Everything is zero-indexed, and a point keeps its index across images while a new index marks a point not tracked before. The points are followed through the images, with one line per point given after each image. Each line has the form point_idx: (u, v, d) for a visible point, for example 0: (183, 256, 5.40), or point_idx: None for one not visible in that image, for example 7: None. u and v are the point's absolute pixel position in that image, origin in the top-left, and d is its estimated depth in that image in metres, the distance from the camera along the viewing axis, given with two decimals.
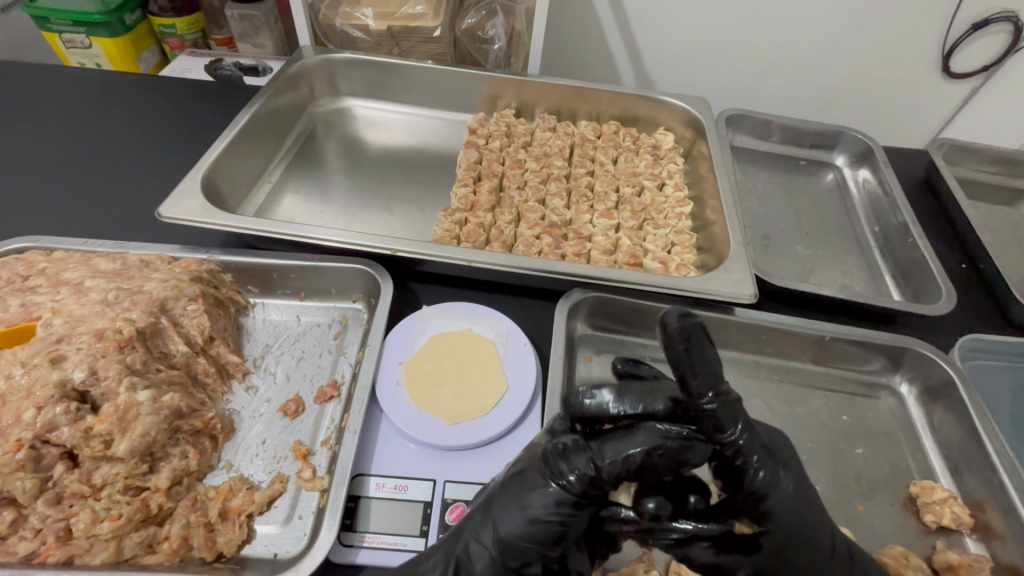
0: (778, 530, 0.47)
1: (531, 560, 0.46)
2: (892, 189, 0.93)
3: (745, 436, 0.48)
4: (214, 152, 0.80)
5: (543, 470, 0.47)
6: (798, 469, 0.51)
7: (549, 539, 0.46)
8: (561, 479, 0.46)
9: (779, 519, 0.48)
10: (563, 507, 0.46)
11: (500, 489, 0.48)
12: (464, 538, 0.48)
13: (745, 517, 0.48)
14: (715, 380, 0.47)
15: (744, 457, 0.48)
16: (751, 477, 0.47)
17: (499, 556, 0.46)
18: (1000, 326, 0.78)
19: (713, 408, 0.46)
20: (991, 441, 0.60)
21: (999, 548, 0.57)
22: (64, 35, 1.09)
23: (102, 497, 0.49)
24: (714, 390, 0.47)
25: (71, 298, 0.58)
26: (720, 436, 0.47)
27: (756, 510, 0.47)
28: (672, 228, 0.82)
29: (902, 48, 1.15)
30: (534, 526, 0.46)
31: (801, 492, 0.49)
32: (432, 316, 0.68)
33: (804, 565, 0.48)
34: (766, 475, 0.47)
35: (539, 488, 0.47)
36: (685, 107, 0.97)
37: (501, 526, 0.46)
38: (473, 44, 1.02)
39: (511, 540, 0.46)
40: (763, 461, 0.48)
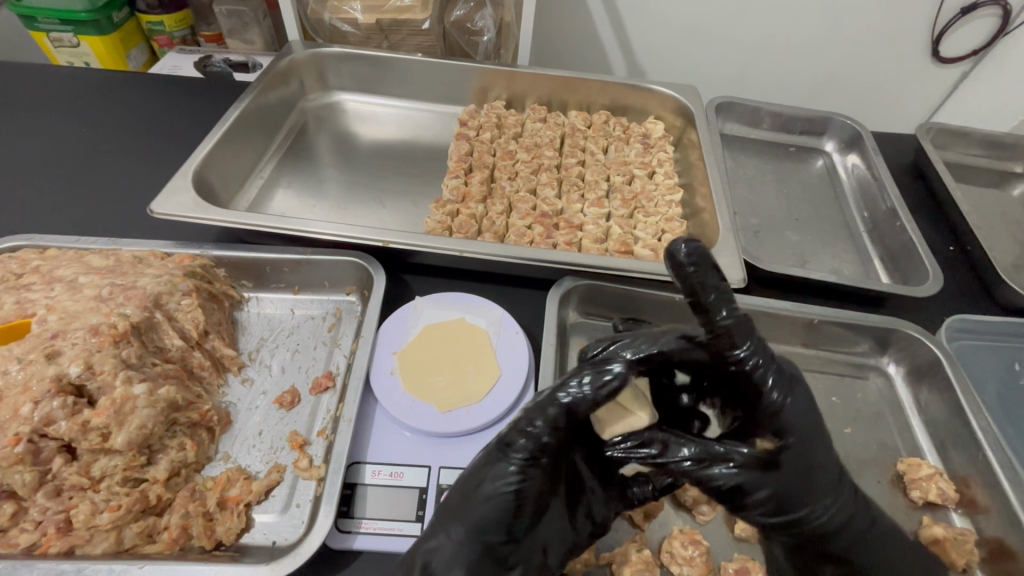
0: (796, 444, 0.51)
1: (499, 540, 0.47)
2: (881, 174, 0.93)
3: (756, 352, 0.52)
4: (204, 148, 0.80)
5: (496, 447, 0.51)
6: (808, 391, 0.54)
7: (514, 508, 0.48)
8: (514, 448, 0.50)
9: (798, 435, 0.51)
10: (519, 473, 0.49)
11: (459, 484, 0.51)
12: (434, 537, 0.48)
13: (766, 434, 0.52)
14: (727, 299, 0.52)
15: (760, 371, 0.52)
16: (767, 394, 0.52)
17: (466, 543, 0.47)
18: (987, 307, 0.79)
19: (731, 323, 0.52)
20: (976, 419, 0.61)
21: (983, 521, 0.58)
22: (51, 34, 1.09)
23: (101, 489, 0.50)
24: (727, 305, 0.52)
25: (65, 294, 0.59)
26: (730, 354, 0.52)
27: (773, 424, 0.52)
28: (662, 216, 0.82)
29: (891, 33, 1.16)
30: (498, 497, 0.48)
31: (813, 411, 0.52)
32: (426, 306, 0.69)
33: (803, 485, 0.50)
34: (779, 394, 0.52)
35: (494, 462, 0.50)
36: (674, 96, 0.97)
37: (469, 511, 0.48)
38: (462, 36, 1.01)
39: (479, 519, 0.48)
40: (779, 381, 0.52)
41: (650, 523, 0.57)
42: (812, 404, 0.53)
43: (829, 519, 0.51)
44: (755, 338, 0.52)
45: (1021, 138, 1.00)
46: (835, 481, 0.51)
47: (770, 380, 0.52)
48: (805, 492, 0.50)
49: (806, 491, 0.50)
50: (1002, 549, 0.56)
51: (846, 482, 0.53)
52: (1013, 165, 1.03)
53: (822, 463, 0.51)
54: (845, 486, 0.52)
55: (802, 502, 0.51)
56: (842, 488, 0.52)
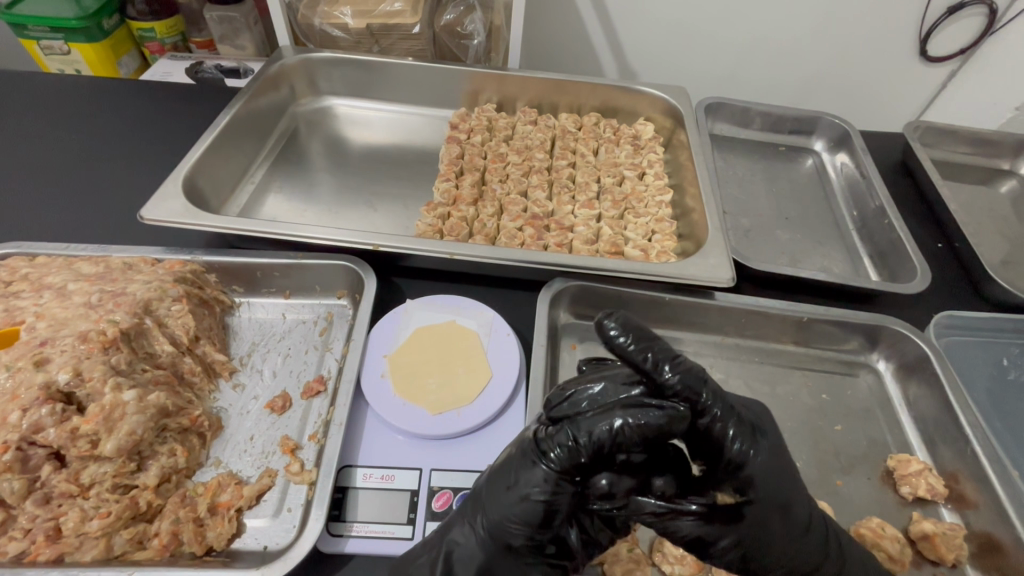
0: (761, 498, 0.47)
1: (521, 543, 0.47)
2: (869, 172, 0.94)
3: (721, 404, 0.48)
4: (195, 154, 0.80)
5: (531, 451, 0.48)
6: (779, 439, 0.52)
7: (540, 519, 0.46)
8: (548, 459, 0.46)
9: (763, 488, 0.47)
10: (550, 484, 0.46)
11: (487, 481, 0.49)
12: (459, 530, 0.49)
13: (727, 486, 0.48)
14: (669, 354, 0.47)
15: (721, 425, 0.47)
16: (727, 446, 0.47)
17: (488, 543, 0.47)
18: (975, 303, 0.80)
19: (680, 380, 0.46)
20: (964, 414, 0.62)
21: (972, 516, 0.59)
22: (41, 41, 1.09)
23: (90, 496, 0.50)
24: (671, 365, 0.47)
25: (54, 302, 0.59)
26: (693, 407, 0.47)
27: (734, 478, 0.48)
28: (653, 217, 0.83)
29: (879, 33, 1.17)
30: (525, 505, 0.46)
31: (779, 460, 0.49)
32: (416, 309, 0.69)
33: (771, 535, 0.48)
34: (743, 445, 0.47)
35: (527, 467, 0.47)
36: (664, 97, 0.97)
37: (493, 510, 0.47)
38: (452, 40, 1.02)
39: (502, 523, 0.47)
40: (741, 431, 0.47)
41: (642, 523, 0.57)
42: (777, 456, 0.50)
43: (806, 561, 0.49)
44: (713, 385, 0.48)
45: (1008, 136, 1.01)
46: (804, 530, 0.48)
47: (731, 431, 0.47)
48: (770, 540, 0.48)
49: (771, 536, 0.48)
50: (991, 543, 0.56)
51: (815, 524, 0.49)
52: (1000, 162, 1.04)
53: (796, 508, 0.48)
54: (816, 531, 0.49)
55: (768, 549, 0.48)
56: (813, 530, 0.49)
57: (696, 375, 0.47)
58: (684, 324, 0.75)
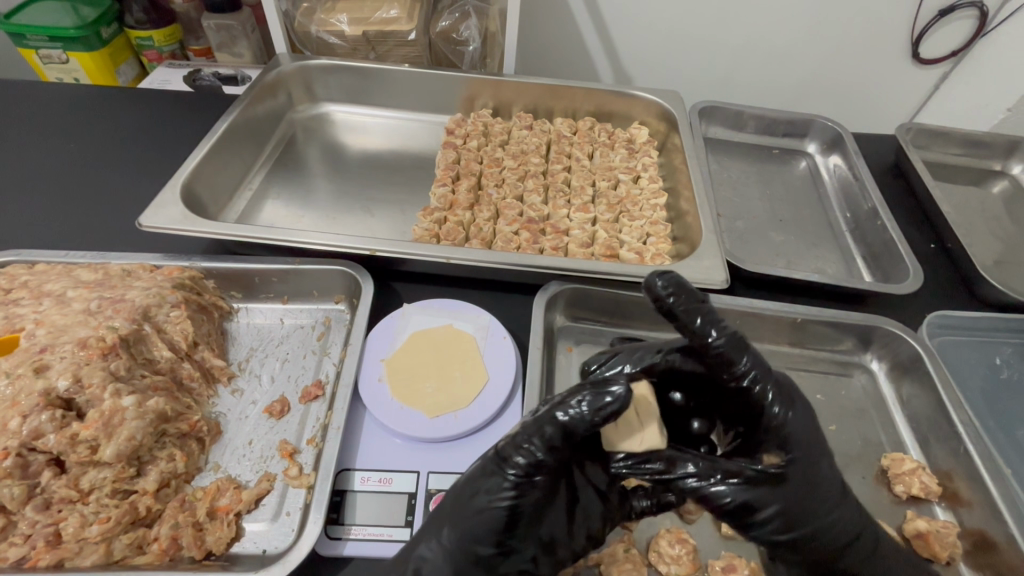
0: (800, 459, 0.51)
1: (487, 552, 0.47)
2: (861, 174, 0.95)
3: (756, 368, 0.52)
4: (193, 161, 0.80)
5: (492, 459, 0.49)
6: (804, 402, 0.55)
7: (505, 524, 0.47)
8: (509, 465, 0.48)
9: (799, 449, 0.51)
10: (511, 491, 0.47)
11: (452, 495, 0.50)
12: (423, 543, 0.49)
13: (772, 448, 0.52)
14: (713, 320, 0.52)
15: (759, 388, 0.52)
16: (768, 410, 0.52)
17: (454, 554, 0.48)
18: (967, 302, 0.80)
19: (724, 344, 0.51)
20: (957, 412, 0.62)
21: (966, 514, 0.59)
22: (40, 51, 1.10)
23: (90, 501, 0.50)
24: (717, 330, 0.52)
25: (53, 309, 0.59)
26: (731, 369, 0.52)
27: (777, 438, 0.52)
28: (647, 220, 0.83)
29: (870, 36, 1.18)
30: (491, 512, 0.47)
31: (812, 425, 0.53)
32: (413, 313, 0.69)
33: (812, 498, 0.50)
34: (781, 409, 0.52)
35: (490, 473, 0.49)
36: (658, 101, 0.98)
37: (458, 521, 0.48)
38: (448, 46, 1.03)
39: (467, 534, 0.48)
40: (779, 396, 0.52)
41: (639, 523, 0.57)
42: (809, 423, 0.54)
43: (834, 537, 0.51)
44: (751, 353, 0.53)
45: (998, 137, 1.02)
46: (840, 496, 0.51)
47: (770, 394, 0.52)
48: (813, 507, 0.50)
49: (811, 498, 0.50)
50: (985, 541, 0.57)
51: (845, 493, 0.52)
52: (991, 163, 1.05)
53: (827, 481, 0.51)
54: (849, 498, 0.52)
55: (812, 516, 0.50)
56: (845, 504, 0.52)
57: (738, 341, 0.53)
58: None
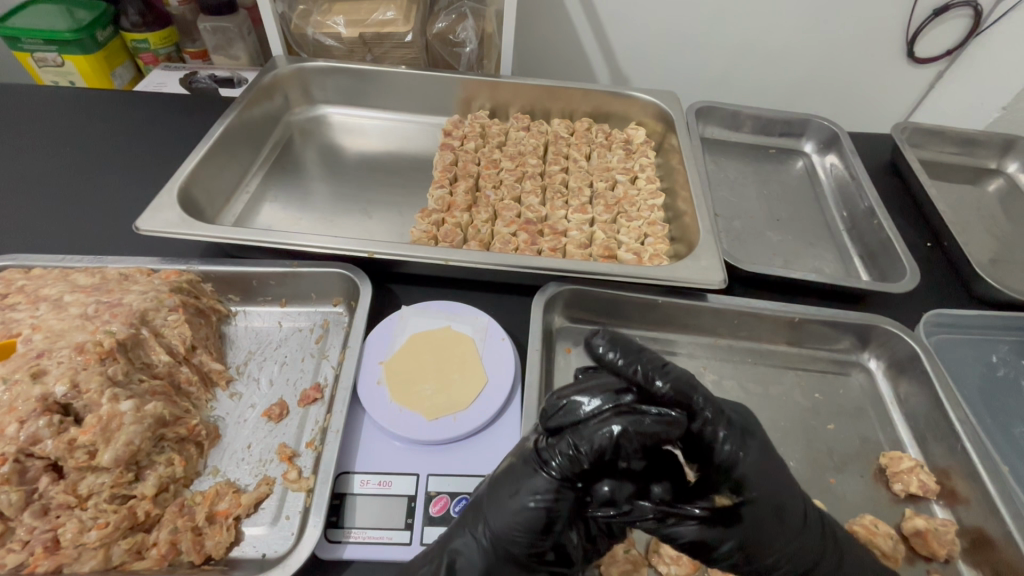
0: (756, 497, 0.48)
1: (522, 553, 0.46)
2: (858, 173, 0.95)
3: (711, 406, 0.49)
4: (189, 164, 0.80)
5: (533, 459, 0.48)
6: (762, 437, 0.52)
7: (541, 527, 0.46)
8: (548, 466, 0.46)
9: (757, 487, 0.48)
10: (550, 492, 0.46)
11: (488, 491, 0.49)
12: (459, 538, 0.48)
13: (723, 490, 0.49)
14: (659, 365, 0.49)
15: (711, 427, 0.49)
16: (720, 449, 0.49)
17: (490, 551, 0.47)
18: (963, 300, 0.81)
19: (672, 386, 0.48)
20: (954, 411, 0.62)
21: (964, 512, 0.60)
22: (35, 54, 1.10)
23: (88, 507, 0.50)
24: (663, 373, 0.49)
25: (51, 313, 0.59)
26: (687, 412, 0.49)
27: (729, 479, 0.49)
28: (645, 220, 0.84)
29: (866, 36, 1.18)
30: (528, 513, 0.46)
31: (768, 461, 0.50)
32: (411, 315, 0.69)
33: (766, 533, 0.48)
34: (733, 446, 0.49)
35: (530, 471, 0.47)
36: (655, 102, 0.99)
37: (494, 519, 0.47)
38: (444, 48, 1.03)
39: (503, 532, 0.46)
40: (730, 433, 0.49)
41: (638, 525, 0.57)
42: (766, 455, 0.51)
43: (797, 562, 0.50)
44: (702, 391, 0.49)
45: (993, 135, 1.03)
46: (801, 525, 0.50)
47: (721, 431, 0.49)
48: (769, 538, 0.48)
49: (771, 532, 0.48)
50: (983, 538, 0.57)
51: (812, 515, 0.51)
52: (986, 162, 1.05)
53: (790, 512, 0.49)
54: (812, 527, 0.50)
55: (768, 550, 0.48)
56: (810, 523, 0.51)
57: (688, 382, 0.49)
58: (678, 326, 0.75)
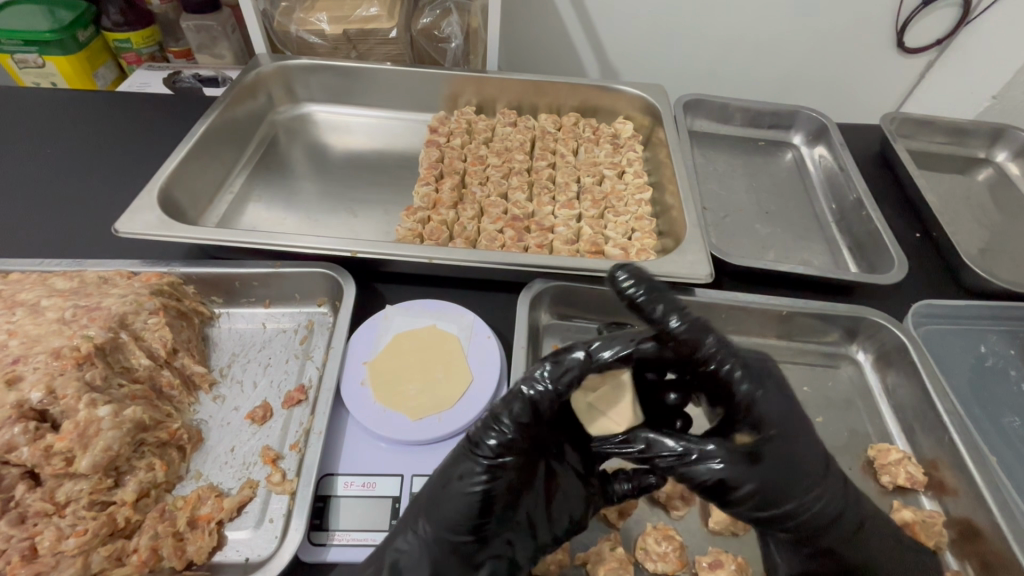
0: (774, 435, 0.50)
1: (461, 540, 0.48)
2: (846, 165, 0.95)
3: (723, 352, 0.51)
4: (170, 165, 0.79)
5: (466, 445, 0.50)
6: (779, 383, 0.54)
7: (479, 509, 0.48)
8: (480, 449, 0.49)
9: (773, 426, 0.50)
10: (484, 473, 0.49)
11: (428, 486, 0.51)
12: (403, 537, 0.49)
13: (745, 428, 0.51)
14: (676, 307, 0.52)
15: (727, 368, 0.51)
16: (738, 389, 0.51)
17: (431, 544, 0.48)
18: (953, 291, 0.81)
19: (685, 329, 0.50)
20: (941, 402, 0.62)
21: (951, 502, 0.60)
22: (15, 55, 1.09)
23: (66, 514, 0.49)
24: (678, 316, 0.51)
25: (27, 318, 0.58)
26: (698, 354, 0.51)
27: (749, 419, 0.51)
28: (632, 215, 0.83)
29: (855, 26, 1.18)
30: (466, 498, 0.48)
31: (786, 406, 0.52)
32: (396, 315, 0.69)
33: (785, 477, 0.49)
34: (750, 387, 0.51)
35: (465, 457, 0.50)
36: (643, 95, 0.98)
37: (435, 510, 0.49)
38: (430, 44, 1.02)
39: (444, 523, 0.48)
40: (746, 373, 0.51)
41: (625, 521, 0.57)
42: (783, 402, 0.53)
43: (822, 511, 0.50)
44: (715, 333, 0.52)
45: (982, 125, 1.03)
46: (824, 471, 0.51)
47: (740, 375, 0.51)
48: (793, 485, 0.49)
49: (788, 480, 0.49)
50: (971, 529, 0.57)
51: (832, 467, 0.52)
52: (975, 151, 1.05)
53: (806, 460, 0.50)
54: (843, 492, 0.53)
55: (790, 495, 0.49)
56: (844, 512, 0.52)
57: (700, 324, 0.51)
58: None
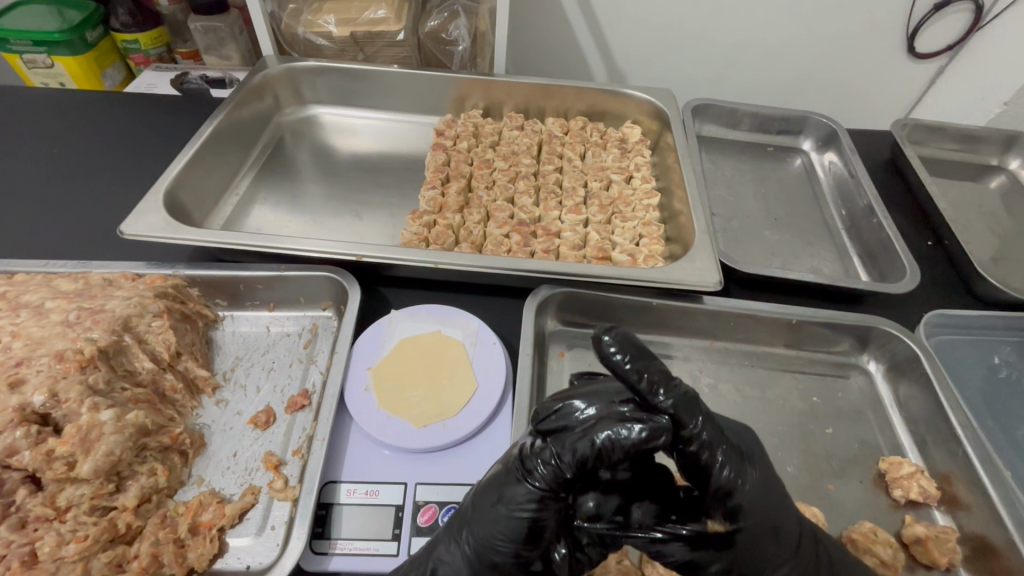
0: (752, 526, 0.46)
1: (507, 562, 0.46)
2: (857, 171, 0.94)
3: (710, 430, 0.47)
4: (177, 167, 0.79)
5: (517, 467, 0.47)
6: (765, 465, 0.50)
7: (524, 536, 0.45)
8: (531, 476, 0.46)
9: (752, 515, 0.46)
10: (534, 502, 0.45)
11: (473, 501, 0.48)
12: (445, 548, 0.48)
13: (718, 515, 0.47)
14: (665, 376, 0.47)
15: (710, 453, 0.46)
16: (717, 475, 0.46)
17: (474, 560, 0.46)
18: (965, 300, 0.79)
19: (673, 406, 0.46)
20: (955, 415, 0.61)
21: (965, 518, 0.58)
22: (24, 55, 1.09)
23: (67, 520, 0.49)
24: (666, 387, 0.46)
25: (31, 320, 0.58)
26: (683, 432, 0.46)
27: (725, 506, 0.46)
28: (640, 220, 0.82)
29: (866, 31, 1.17)
30: (510, 524, 0.45)
31: (768, 488, 0.48)
32: (400, 319, 0.68)
33: (762, 556, 0.47)
34: (732, 472, 0.46)
35: (516, 481, 0.46)
36: (651, 100, 0.97)
37: (478, 531, 0.46)
38: (437, 46, 1.01)
39: (490, 543, 0.45)
40: (729, 459, 0.46)
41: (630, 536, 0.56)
42: (765, 485, 0.48)
43: None
44: (702, 412, 0.47)
45: (995, 131, 1.01)
46: (794, 552, 0.48)
47: (720, 457, 0.46)
48: (765, 563, 0.47)
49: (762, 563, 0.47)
50: (985, 546, 0.56)
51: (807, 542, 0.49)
52: (987, 158, 1.04)
53: (782, 544, 0.47)
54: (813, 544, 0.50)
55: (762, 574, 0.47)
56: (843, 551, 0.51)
57: (687, 401, 0.47)
58: (673, 329, 0.74)
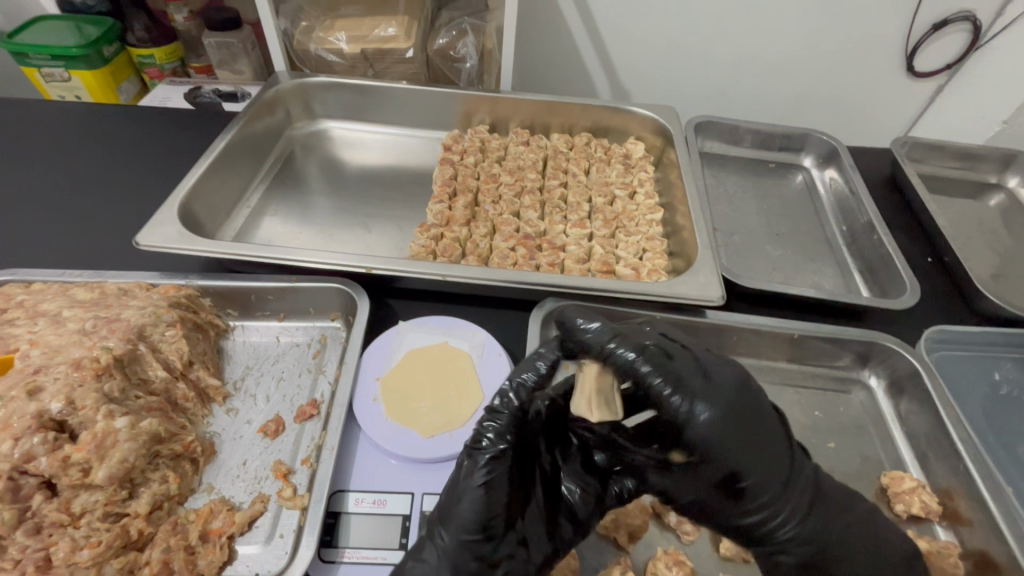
0: (719, 453, 0.47)
1: (481, 539, 0.45)
2: (857, 188, 0.95)
3: (649, 361, 0.49)
4: (192, 179, 0.81)
5: (470, 445, 0.49)
6: (730, 390, 0.49)
7: (489, 506, 0.46)
8: (481, 445, 0.49)
9: (717, 443, 0.47)
10: (490, 469, 0.47)
11: (446, 496, 0.49)
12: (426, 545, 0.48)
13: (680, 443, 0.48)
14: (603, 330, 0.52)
15: (655, 381, 0.48)
16: (668, 404, 0.48)
17: (450, 548, 0.46)
18: (965, 316, 0.80)
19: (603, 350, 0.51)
20: (956, 430, 0.62)
21: (967, 534, 0.59)
22: (43, 69, 1.11)
23: (81, 526, 0.49)
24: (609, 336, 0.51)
25: (49, 329, 0.59)
26: (624, 368, 0.49)
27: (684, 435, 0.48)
28: (643, 235, 0.84)
29: (865, 50, 1.19)
30: (473, 495, 0.46)
31: (734, 410, 0.48)
32: (408, 331, 0.69)
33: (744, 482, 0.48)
34: (682, 400, 0.48)
35: (467, 462, 0.49)
36: (654, 117, 0.99)
37: (447, 509, 0.47)
38: (445, 63, 1.04)
39: (460, 520, 0.46)
40: (675, 384, 0.48)
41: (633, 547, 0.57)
42: (731, 411, 0.48)
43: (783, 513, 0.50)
44: (637, 345, 0.50)
45: (993, 150, 1.03)
46: (770, 480, 0.49)
47: (662, 383, 0.48)
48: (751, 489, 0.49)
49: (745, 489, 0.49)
50: (988, 562, 0.56)
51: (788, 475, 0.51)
52: (986, 176, 1.05)
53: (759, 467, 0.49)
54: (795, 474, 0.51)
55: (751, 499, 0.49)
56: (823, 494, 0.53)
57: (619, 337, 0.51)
58: None
